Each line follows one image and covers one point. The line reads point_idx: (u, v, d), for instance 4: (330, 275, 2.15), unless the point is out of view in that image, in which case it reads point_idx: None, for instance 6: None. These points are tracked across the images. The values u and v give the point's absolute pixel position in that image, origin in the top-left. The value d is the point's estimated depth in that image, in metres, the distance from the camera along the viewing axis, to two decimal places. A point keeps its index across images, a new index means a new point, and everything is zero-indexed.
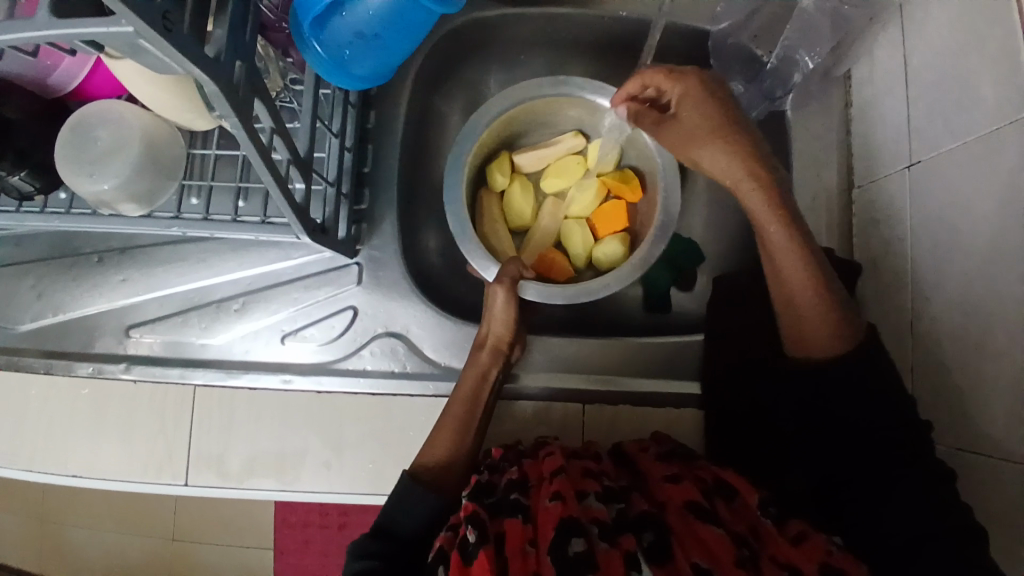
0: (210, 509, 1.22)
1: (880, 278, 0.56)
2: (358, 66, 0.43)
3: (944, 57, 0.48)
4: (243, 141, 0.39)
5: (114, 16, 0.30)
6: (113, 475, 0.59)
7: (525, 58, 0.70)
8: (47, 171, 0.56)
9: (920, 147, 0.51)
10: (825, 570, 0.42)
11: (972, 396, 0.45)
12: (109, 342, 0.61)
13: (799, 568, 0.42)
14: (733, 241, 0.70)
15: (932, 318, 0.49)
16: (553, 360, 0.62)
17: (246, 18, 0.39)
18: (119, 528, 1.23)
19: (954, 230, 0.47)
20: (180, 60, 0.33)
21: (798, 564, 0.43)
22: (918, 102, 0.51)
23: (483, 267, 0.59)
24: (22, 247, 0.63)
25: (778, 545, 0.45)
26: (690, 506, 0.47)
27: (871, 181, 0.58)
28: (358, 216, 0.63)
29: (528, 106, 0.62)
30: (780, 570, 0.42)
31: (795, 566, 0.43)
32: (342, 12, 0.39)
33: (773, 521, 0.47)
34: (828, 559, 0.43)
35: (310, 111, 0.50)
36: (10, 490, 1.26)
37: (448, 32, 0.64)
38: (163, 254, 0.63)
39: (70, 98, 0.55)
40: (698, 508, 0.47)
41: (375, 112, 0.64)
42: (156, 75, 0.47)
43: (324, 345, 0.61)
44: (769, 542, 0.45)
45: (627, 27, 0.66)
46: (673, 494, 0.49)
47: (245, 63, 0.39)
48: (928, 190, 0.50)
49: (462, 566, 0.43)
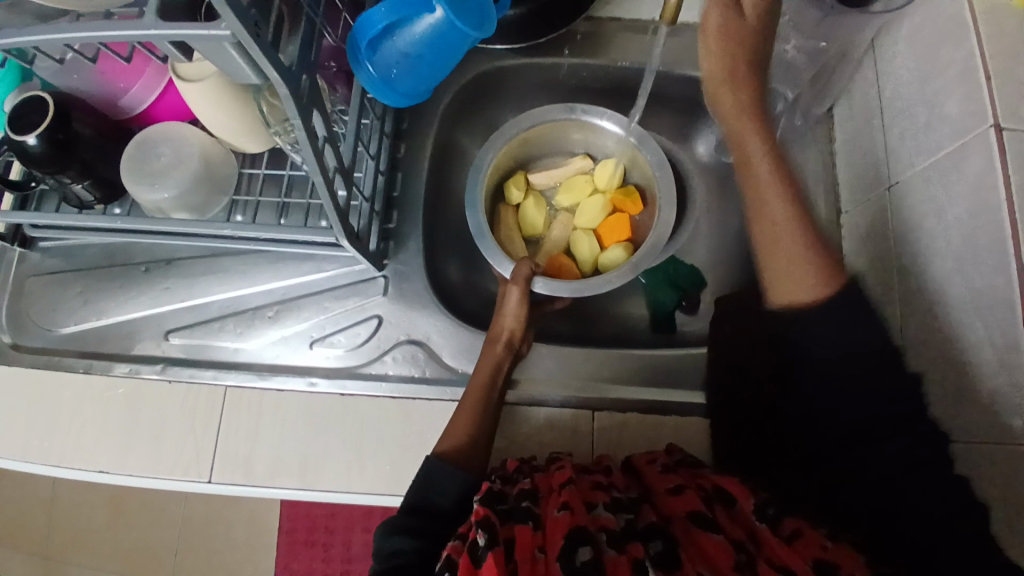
0: (212, 552, 1.20)
1: (872, 291, 0.61)
2: (401, 83, 0.50)
3: (914, 90, 0.55)
4: (303, 142, 0.45)
5: (215, 22, 0.37)
6: (140, 473, 0.61)
7: (539, 102, 0.78)
8: (109, 184, 0.62)
9: (899, 168, 0.57)
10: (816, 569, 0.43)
11: (962, 387, 0.48)
12: (148, 345, 0.65)
13: (794, 570, 0.43)
14: (733, 267, 0.75)
15: (921, 320, 0.53)
16: (564, 367, 0.67)
17: (312, 40, 0.45)
18: (118, 572, 1.21)
19: (933, 237, 0.52)
20: (263, 62, 0.39)
21: (790, 565, 0.44)
22: (895, 131, 0.58)
23: (500, 265, 0.64)
24: (74, 257, 0.68)
25: (773, 546, 0.46)
26: (693, 515, 0.49)
27: (857, 205, 0.64)
28: (387, 233, 0.68)
29: (540, 129, 0.70)
30: (776, 573, 0.43)
31: (790, 568, 0.44)
32: (393, 36, 0.46)
33: (768, 524, 0.47)
34: (822, 554, 0.44)
35: (353, 133, 0.56)
36: (9, 531, 1.24)
37: (472, 77, 0.72)
38: (204, 266, 0.68)
39: (137, 120, 0.62)
40: (699, 517, 0.49)
41: (405, 143, 0.71)
42: (222, 95, 0.54)
43: (349, 351, 0.65)
44: (765, 545, 0.46)
45: (631, 75, 0.73)
46: (677, 506, 0.51)
47: (309, 77, 0.45)
48: (908, 206, 0.55)
49: (472, 568, 0.45)
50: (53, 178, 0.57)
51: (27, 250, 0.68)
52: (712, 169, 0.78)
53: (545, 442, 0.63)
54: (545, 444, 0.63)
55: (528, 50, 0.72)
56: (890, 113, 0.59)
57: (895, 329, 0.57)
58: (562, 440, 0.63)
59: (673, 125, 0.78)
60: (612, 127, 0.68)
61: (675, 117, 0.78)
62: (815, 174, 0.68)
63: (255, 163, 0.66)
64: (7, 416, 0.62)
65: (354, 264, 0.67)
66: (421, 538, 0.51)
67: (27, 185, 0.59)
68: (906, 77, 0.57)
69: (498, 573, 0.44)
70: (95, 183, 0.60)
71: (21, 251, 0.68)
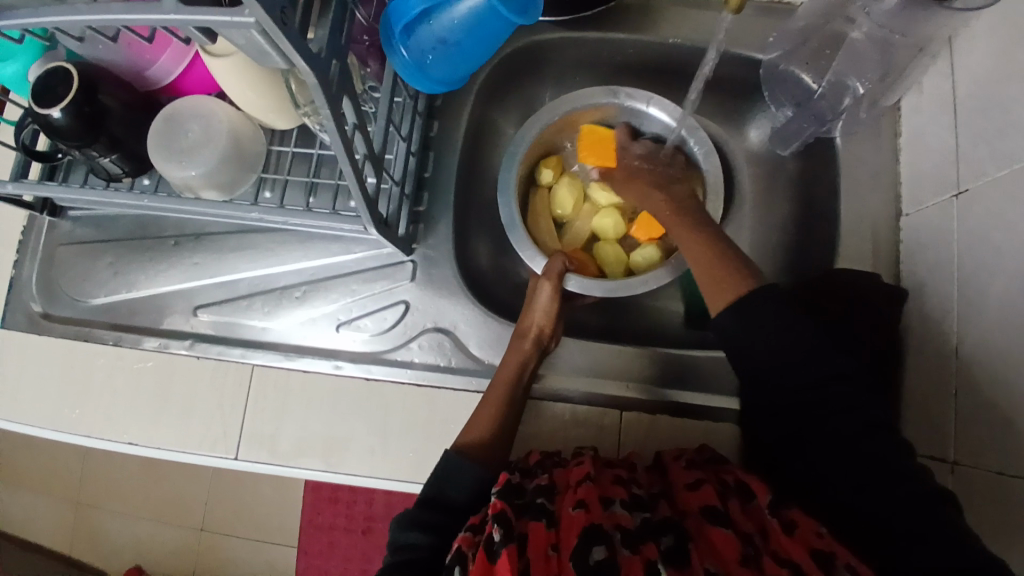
0: (239, 504, 1.24)
1: (926, 303, 0.57)
2: (436, 70, 0.47)
3: (999, 91, 0.50)
4: (333, 133, 0.43)
5: (238, 8, 0.34)
6: (168, 446, 0.61)
7: (580, 78, 0.73)
8: (136, 157, 0.61)
9: (970, 174, 0.52)
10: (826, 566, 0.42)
11: (1017, 419, 0.45)
12: (176, 320, 0.65)
13: (798, 564, 0.43)
14: (776, 265, 0.71)
15: (978, 343, 0.50)
16: (593, 364, 0.64)
17: (344, 22, 0.42)
18: (151, 517, 1.27)
19: (1002, 257, 0.48)
20: (290, 50, 0.37)
21: (798, 559, 0.43)
22: (971, 133, 0.53)
23: (532, 259, 0.62)
24: (104, 227, 0.68)
25: (778, 538, 0.45)
26: (708, 510, 0.48)
27: (919, 209, 0.59)
28: (416, 217, 0.66)
29: (581, 112, 0.66)
30: (782, 567, 0.43)
31: (795, 562, 0.43)
32: (429, 21, 0.43)
33: (775, 516, 0.47)
34: (818, 543, 0.44)
35: (384, 115, 0.53)
36: (49, 473, 1.30)
37: (511, 51, 0.68)
38: (232, 242, 0.66)
39: (165, 92, 0.60)
40: (713, 512, 0.48)
41: (438, 121, 0.67)
42: (250, 75, 0.52)
43: (376, 336, 0.64)
44: (772, 538, 0.46)
45: (681, 53, 0.68)
46: (694, 500, 0.50)
47: (340, 62, 0.42)
48: (977, 217, 0.51)
49: (487, 562, 0.43)
50: (81, 152, 0.56)
51: (58, 219, 0.68)
52: (762, 158, 0.73)
53: (570, 437, 0.62)
54: (571, 439, 0.62)
55: (572, 23, 0.67)
56: (965, 113, 0.54)
57: (948, 347, 0.53)
58: (588, 436, 0.62)
59: (721, 108, 0.74)
60: (660, 115, 0.65)
61: (725, 100, 0.73)
62: (874, 171, 0.63)
63: (284, 141, 0.65)
64: (43, 385, 0.64)
65: (382, 247, 0.66)
66: (436, 535, 0.50)
67: (55, 157, 0.58)
68: (989, 75, 0.51)
69: (512, 569, 0.42)
70: (123, 157, 0.59)
71: (51, 219, 0.68)
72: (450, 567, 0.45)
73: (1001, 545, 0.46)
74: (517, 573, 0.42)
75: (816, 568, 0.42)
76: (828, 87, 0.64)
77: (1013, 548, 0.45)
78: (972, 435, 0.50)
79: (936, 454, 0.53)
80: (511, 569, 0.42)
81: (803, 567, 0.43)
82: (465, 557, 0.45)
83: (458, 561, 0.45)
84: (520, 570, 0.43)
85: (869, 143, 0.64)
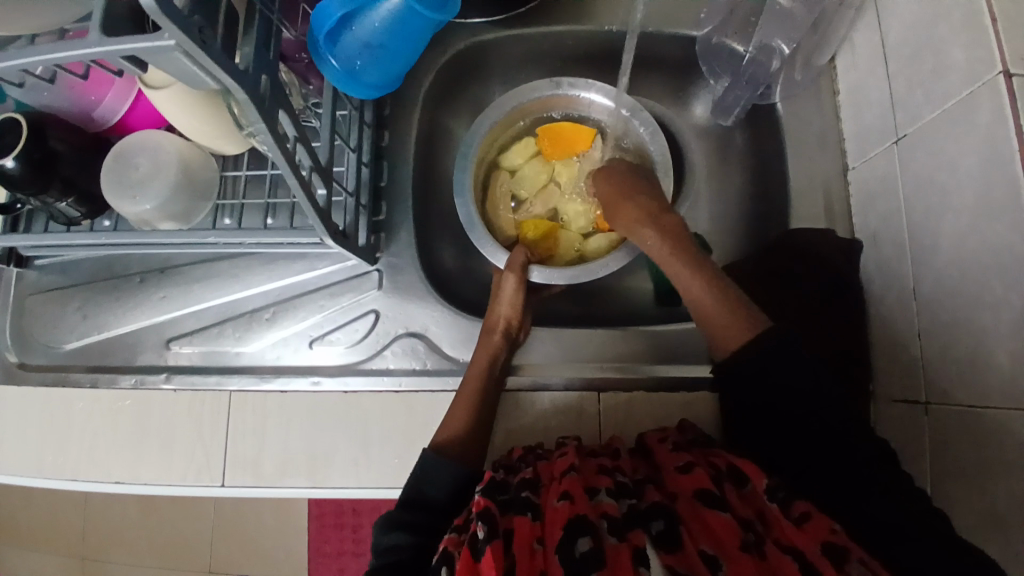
0: (245, 539, 1.23)
1: (879, 250, 0.58)
2: (368, 74, 0.50)
3: (919, 36, 0.51)
4: (273, 146, 0.43)
5: (159, 32, 0.35)
6: (153, 481, 0.61)
7: (525, 75, 0.75)
8: (92, 199, 0.61)
9: (905, 120, 0.54)
10: (828, 551, 0.41)
11: (972, 350, 0.46)
12: (151, 356, 0.66)
13: (802, 552, 0.42)
14: (737, 234, 0.73)
15: (931, 281, 0.51)
16: (566, 351, 0.65)
17: (269, 38, 0.43)
18: (157, 564, 1.26)
19: (942, 193, 0.49)
20: (214, 68, 0.37)
21: (801, 546, 0.42)
22: (900, 80, 0.54)
23: (493, 255, 0.63)
24: (71, 273, 0.68)
25: (781, 528, 0.44)
26: (701, 493, 0.47)
27: (864, 161, 0.60)
28: (377, 226, 0.67)
29: (525, 107, 0.68)
30: (787, 556, 0.42)
31: (799, 550, 0.42)
32: (351, 27, 0.46)
33: (778, 504, 0.46)
34: (831, 538, 0.43)
35: (328, 128, 0.54)
36: (51, 533, 1.29)
37: (452, 57, 0.70)
38: (198, 272, 0.67)
39: (114, 131, 0.61)
40: (707, 496, 0.47)
41: (389, 131, 0.69)
42: (194, 105, 0.53)
43: (350, 348, 0.64)
44: (775, 526, 0.44)
45: (619, 39, 0.70)
46: (686, 484, 0.49)
47: (271, 78, 0.43)
48: (915, 160, 0.52)
49: (471, 560, 0.42)
50: (37, 199, 0.57)
51: (24, 270, 0.68)
52: (711, 131, 0.75)
53: (550, 428, 0.62)
54: (551, 429, 0.62)
55: (509, 22, 0.69)
56: (895, 62, 0.55)
57: (905, 290, 0.54)
58: (568, 425, 0.62)
59: (666, 87, 0.75)
60: (601, 99, 0.66)
61: (669, 79, 0.74)
62: (817, 130, 0.65)
63: (238, 164, 0.66)
64: (23, 434, 0.64)
65: (347, 260, 0.66)
66: (415, 533, 0.50)
67: (13, 207, 0.59)
68: (910, 21, 0.53)
69: (498, 567, 0.41)
70: (79, 199, 0.60)
71: (17, 270, 0.68)
72: (434, 569, 0.44)
73: (971, 477, 0.47)
74: (502, 570, 0.41)
75: (825, 562, 0.41)
76: (755, 51, 0.66)
77: (992, 480, 0.45)
78: (934, 372, 0.51)
79: (906, 397, 0.54)
80: (497, 567, 0.41)
81: (811, 558, 0.41)
82: (450, 558, 0.44)
83: (443, 562, 0.44)
84: (506, 570, 0.41)
85: (809, 105, 0.66)
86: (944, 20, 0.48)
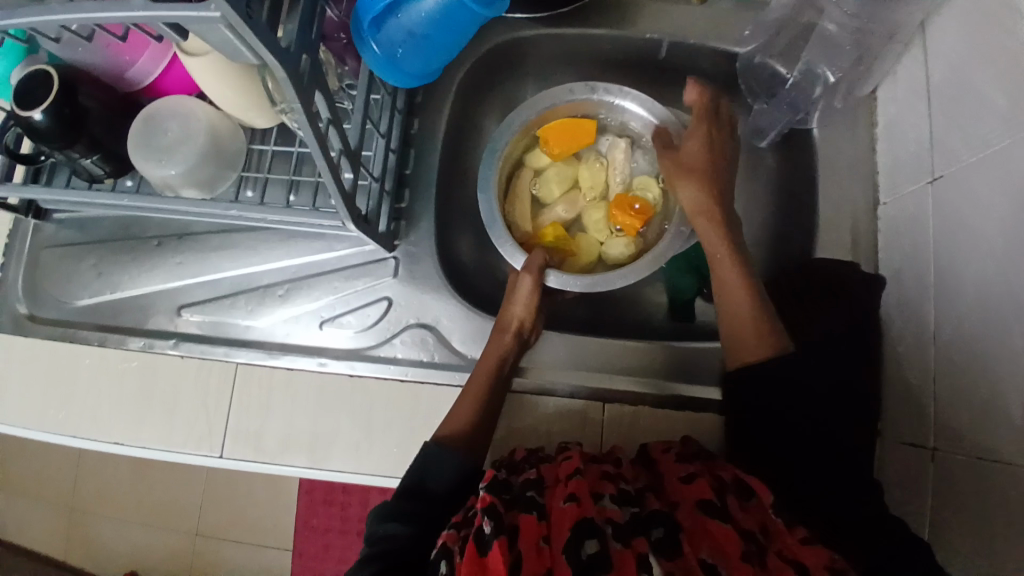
0: (234, 507, 1.24)
1: (902, 288, 0.57)
2: (408, 63, 0.50)
3: (966, 76, 0.51)
4: (306, 129, 0.43)
5: (204, 3, 0.34)
6: (152, 445, 0.62)
7: (561, 74, 0.74)
8: (117, 158, 0.61)
9: (943, 160, 0.53)
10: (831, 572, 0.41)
11: (989, 400, 0.45)
12: (161, 321, 0.66)
13: (806, 566, 0.42)
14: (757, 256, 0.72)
15: (952, 328, 0.50)
16: (575, 357, 0.65)
17: (314, 18, 0.43)
18: (143, 523, 1.27)
19: (974, 239, 0.48)
20: (258, 45, 0.36)
21: (806, 562, 0.43)
22: (941, 118, 0.53)
23: (511, 255, 0.62)
24: (89, 229, 0.68)
25: (784, 541, 0.44)
26: (704, 504, 0.47)
27: (896, 197, 0.60)
28: (398, 213, 0.66)
29: (557, 111, 0.67)
30: (788, 568, 0.42)
31: (802, 564, 0.42)
32: (397, 14, 0.45)
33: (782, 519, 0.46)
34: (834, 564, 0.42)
35: (361, 111, 0.53)
36: (42, 482, 1.30)
37: (488, 49, 0.69)
38: (216, 241, 0.67)
39: (144, 92, 0.61)
40: (711, 507, 0.46)
41: (418, 119, 0.68)
42: (227, 74, 0.52)
43: (360, 332, 0.64)
44: (777, 538, 0.45)
45: (658, 47, 0.69)
46: (690, 493, 0.48)
47: (310, 57, 0.42)
48: (948, 201, 0.52)
49: (476, 557, 0.42)
50: (62, 153, 0.56)
51: (43, 222, 0.68)
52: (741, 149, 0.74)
53: (554, 432, 0.62)
54: (554, 434, 0.62)
55: (551, 20, 0.68)
56: (938, 99, 0.54)
57: (924, 332, 0.54)
58: (571, 431, 0.62)
59: None
60: (635, 108, 0.66)
61: None
62: (850, 160, 0.64)
63: (265, 138, 0.65)
64: (28, 385, 0.64)
65: (365, 244, 0.66)
66: (415, 524, 0.50)
67: (37, 158, 0.59)
68: (959, 61, 0.52)
69: (503, 563, 0.41)
70: (104, 157, 0.59)
71: (36, 222, 0.68)
72: (435, 563, 0.44)
73: (972, 529, 0.46)
74: (508, 566, 0.41)
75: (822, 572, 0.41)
76: (799, 76, 0.65)
77: (992, 534, 0.44)
78: (945, 420, 0.50)
79: (914, 440, 0.53)
80: (502, 563, 0.41)
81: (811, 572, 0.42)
82: (450, 553, 0.45)
83: (444, 557, 0.44)
84: (512, 567, 0.41)
85: (844, 134, 0.65)
86: (994, 63, 0.48)
